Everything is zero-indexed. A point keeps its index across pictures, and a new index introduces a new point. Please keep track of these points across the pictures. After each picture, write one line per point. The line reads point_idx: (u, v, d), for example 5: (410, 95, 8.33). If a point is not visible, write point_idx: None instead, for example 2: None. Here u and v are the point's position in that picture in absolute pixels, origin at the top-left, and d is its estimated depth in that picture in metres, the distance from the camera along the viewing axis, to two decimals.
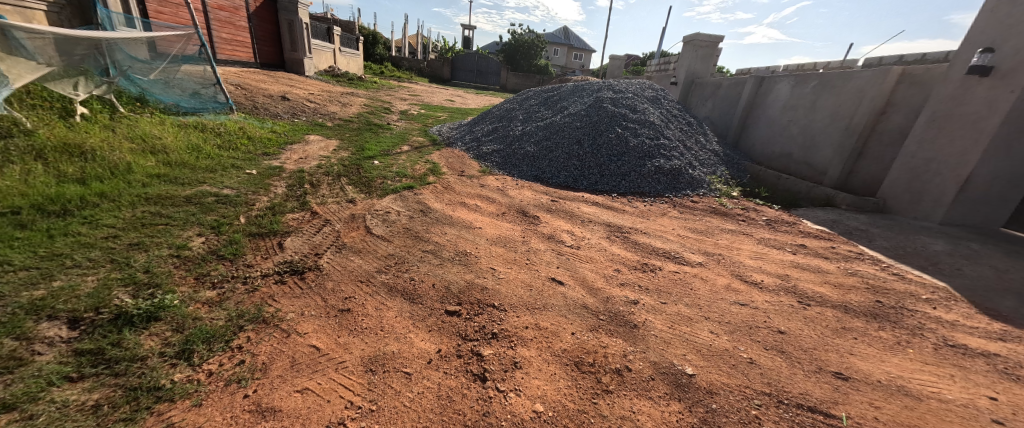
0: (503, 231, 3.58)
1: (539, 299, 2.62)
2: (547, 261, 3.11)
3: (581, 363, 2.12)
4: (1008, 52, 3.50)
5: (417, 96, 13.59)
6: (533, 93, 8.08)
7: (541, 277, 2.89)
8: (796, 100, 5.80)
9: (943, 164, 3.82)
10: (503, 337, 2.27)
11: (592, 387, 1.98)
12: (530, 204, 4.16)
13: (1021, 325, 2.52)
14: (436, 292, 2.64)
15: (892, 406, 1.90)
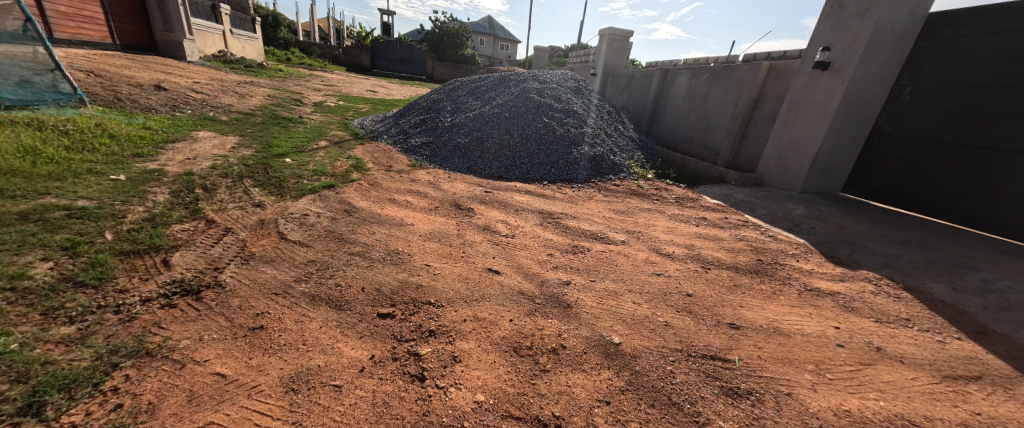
0: (437, 225, 3.50)
1: (476, 291, 2.64)
2: (481, 252, 3.14)
3: (519, 348, 2.18)
4: (838, 52, 4.39)
5: (331, 86, 12.44)
6: (460, 83, 7.96)
7: (478, 268, 2.91)
8: (695, 90, 6.62)
9: (800, 143, 4.70)
10: (441, 333, 2.24)
11: (530, 369, 2.05)
12: (459, 196, 4.13)
13: (853, 267, 3.25)
14: (366, 296, 2.50)
15: (769, 345, 2.31)
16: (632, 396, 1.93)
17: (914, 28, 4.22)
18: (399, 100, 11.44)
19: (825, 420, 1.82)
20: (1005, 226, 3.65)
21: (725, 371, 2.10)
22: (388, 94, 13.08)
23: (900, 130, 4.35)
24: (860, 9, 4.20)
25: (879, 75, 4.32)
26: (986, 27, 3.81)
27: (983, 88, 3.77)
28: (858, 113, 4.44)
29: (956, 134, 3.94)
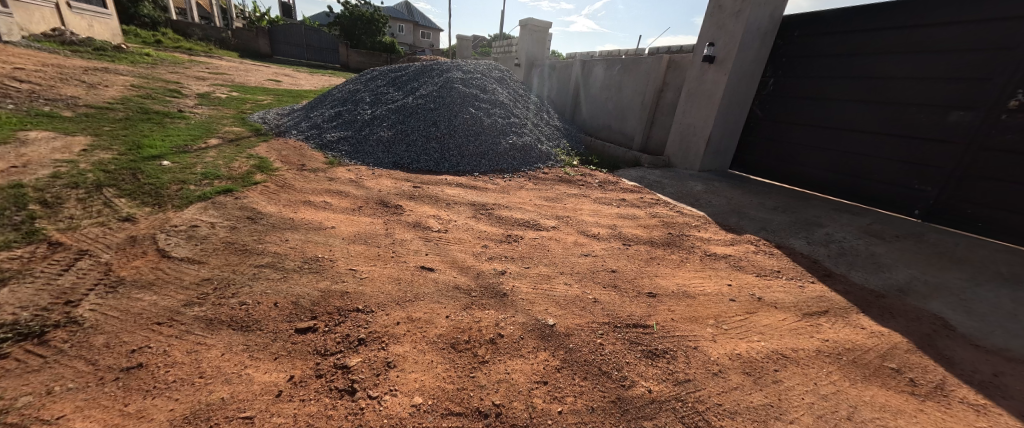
0: (362, 226, 3.25)
1: (409, 291, 2.50)
2: (412, 250, 2.99)
3: (456, 343, 2.11)
4: (720, 47, 5.07)
5: (220, 74, 10.75)
6: (378, 72, 7.48)
7: (409, 267, 2.77)
8: (610, 81, 7.15)
9: (697, 127, 5.36)
10: (372, 340, 2.07)
11: (468, 363, 1.99)
12: (383, 193, 3.87)
13: (740, 232, 3.84)
14: (281, 311, 2.21)
15: (680, 308, 2.58)
16: (568, 373, 1.97)
17: (775, 29, 5.08)
18: (308, 91, 10.38)
19: (724, 364, 2.08)
20: (847, 192, 4.49)
21: (648, 336, 2.28)
22: (296, 84, 11.75)
23: (770, 114, 5.23)
24: (734, 10, 4.90)
25: (752, 67, 5.11)
26: (823, 30, 4.73)
27: (822, 79, 4.71)
28: (738, 100, 5.20)
29: (806, 116, 4.85)
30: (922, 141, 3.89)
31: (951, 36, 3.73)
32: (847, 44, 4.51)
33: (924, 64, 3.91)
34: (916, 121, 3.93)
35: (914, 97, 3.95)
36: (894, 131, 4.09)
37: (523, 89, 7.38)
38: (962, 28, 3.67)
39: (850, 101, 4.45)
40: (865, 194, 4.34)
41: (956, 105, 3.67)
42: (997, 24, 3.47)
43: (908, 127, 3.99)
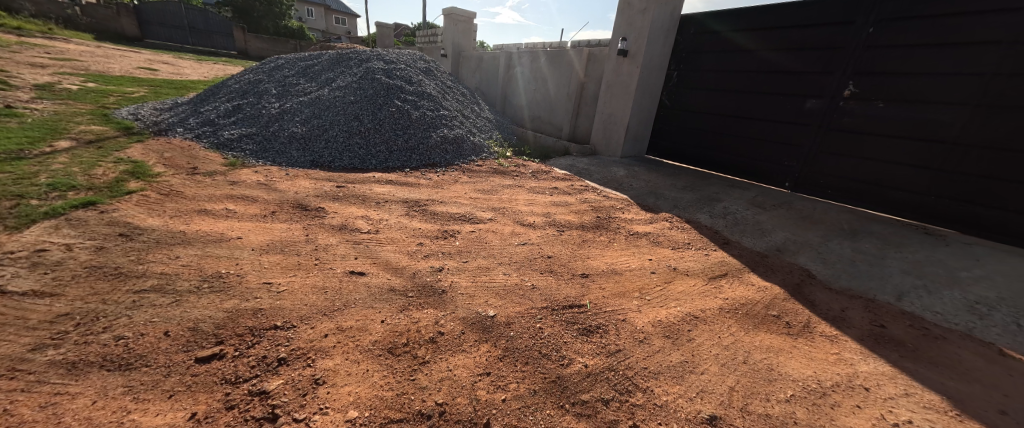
0: (277, 234, 2.79)
1: (337, 299, 2.14)
2: (338, 255, 2.56)
3: (393, 347, 1.87)
4: (632, 41, 5.45)
5: (70, 60, 8.74)
6: (284, 60, 6.69)
7: (336, 274, 2.37)
8: (536, 73, 7.31)
9: (617, 117, 5.75)
10: (296, 358, 1.75)
11: (408, 366, 1.78)
12: (299, 197, 3.45)
13: (657, 210, 4.22)
14: (176, 340, 1.77)
15: (610, 285, 2.65)
16: (510, 360, 1.88)
17: (675, 27, 5.60)
18: (194, 81, 8.92)
19: (647, 331, 2.18)
20: (738, 170, 5.13)
21: (582, 314, 2.28)
22: (179, 73, 10.04)
23: (676, 104, 5.76)
24: (642, 7, 5.29)
25: (660, 61, 5.59)
26: (710, 28, 5.34)
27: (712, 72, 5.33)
28: (650, 91, 5.66)
29: (702, 105, 5.47)
30: (785, 125, 4.61)
31: (803, 37, 4.45)
32: (729, 42, 5.16)
33: (786, 60, 4.61)
34: (782, 108, 4.63)
35: (779, 88, 4.66)
36: (765, 116, 4.79)
37: (450, 80, 7.19)
38: (809, 31, 4.40)
39: (734, 91, 5.11)
40: (748, 171, 5.02)
41: (811, 95, 4.37)
42: (832, 28, 4.21)
43: (776, 113, 4.69)
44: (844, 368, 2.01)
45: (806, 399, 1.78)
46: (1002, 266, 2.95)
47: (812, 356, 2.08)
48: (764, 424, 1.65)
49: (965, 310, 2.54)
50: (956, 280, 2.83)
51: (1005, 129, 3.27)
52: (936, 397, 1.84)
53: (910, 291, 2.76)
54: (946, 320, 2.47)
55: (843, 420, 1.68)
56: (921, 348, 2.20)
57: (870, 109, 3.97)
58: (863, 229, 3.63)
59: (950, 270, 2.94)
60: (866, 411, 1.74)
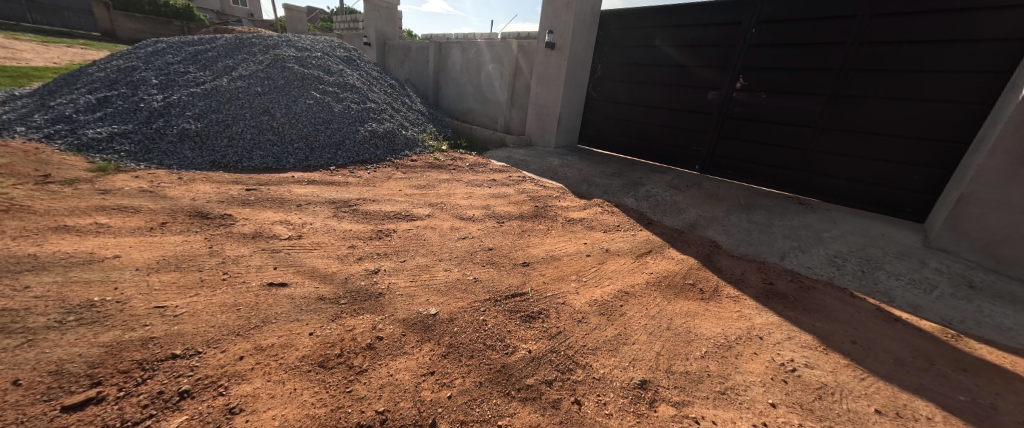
0: (172, 249, 2.32)
1: (253, 316, 1.88)
2: (251, 267, 2.24)
3: (324, 360, 1.71)
4: (559, 34, 5.58)
5: None
6: (165, 44, 5.73)
7: (251, 288, 2.06)
8: (468, 64, 7.19)
9: (550, 108, 5.89)
10: (203, 389, 1.51)
11: (342, 378, 1.65)
12: (197, 203, 2.95)
13: (589, 196, 4.38)
14: (32, 389, 1.43)
15: (549, 270, 2.69)
16: (454, 356, 1.82)
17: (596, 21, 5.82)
18: (47, 69, 7.32)
19: (585, 311, 2.25)
20: (656, 156, 5.51)
21: (525, 302, 2.28)
22: (25, 60, 8.18)
23: (601, 94, 6.01)
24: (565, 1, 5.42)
25: (585, 54, 5.78)
26: (623, 23, 5.63)
27: (627, 65, 5.65)
28: (578, 83, 5.85)
29: (622, 96, 5.76)
30: (692, 114, 5.03)
31: (701, 33, 4.87)
32: (640, 37, 5.47)
33: (689, 54, 5.00)
34: (689, 99, 5.04)
35: (684, 80, 5.06)
36: (676, 106, 5.17)
37: (376, 70, 6.78)
38: (705, 28, 4.83)
39: (648, 83, 5.45)
40: (664, 157, 5.41)
41: (711, 87, 4.82)
42: (725, 27, 4.66)
43: (682, 103, 5.10)
44: (743, 322, 2.26)
45: (716, 353, 1.98)
46: (854, 226, 3.53)
47: (720, 315, 2.32)
48: (686, 381, 1.79)
49: (827, 263, 3.02)
50: (821, 239, 3.34)
51: (855, 116, 3.87)
52: (808, 337, 2.17)
53: (789, 251, 3.19)
54: (815, 273, 2.92)
55: (744, 367, 1.90)
56: (798, 298, 2.57)
57: (756, 99, 4.47)
58: (754, 202, 4.13)
59: (817, 232, 3.45)
60: (761, 356, 1.98)
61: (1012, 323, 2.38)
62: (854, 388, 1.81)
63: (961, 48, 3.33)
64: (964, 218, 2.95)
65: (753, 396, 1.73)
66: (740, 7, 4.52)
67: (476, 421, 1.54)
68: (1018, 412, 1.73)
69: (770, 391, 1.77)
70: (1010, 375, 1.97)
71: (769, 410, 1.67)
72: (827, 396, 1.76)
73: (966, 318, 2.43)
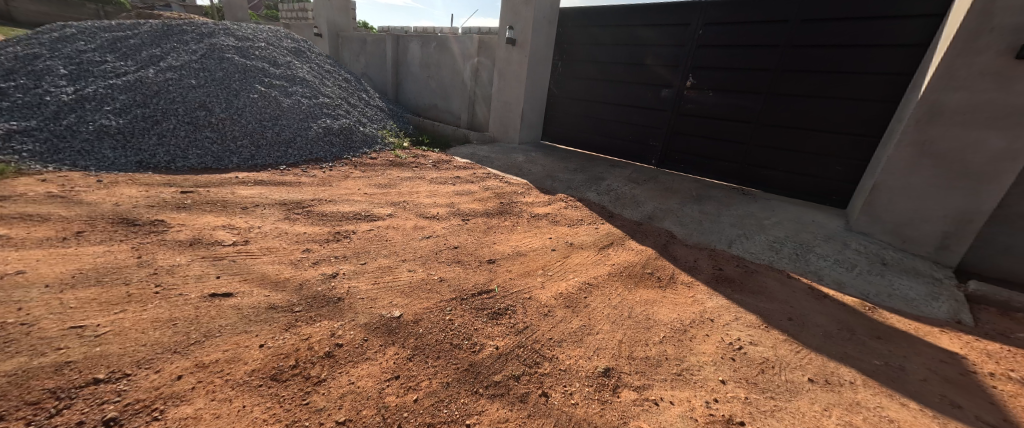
0: (90, 260, 2.09)
1: (193, 330, 1.72)
2: (188, 277, 2.06)
3: (277, 373, 1.60)
4: (519, 30, 5.58)
5: None
6: (74, 28, 5.06)
7: (189, 301, 1.89)
8: (428, 59, 7.03)
9: (513, 105, 5.89)
10: (133, 415, 1.37)
11: (298, 390, 1.55)
12: (122, 208, 2.65)
13: (553, 191, 4.41)
14: None
15: (515, 266, 2.67)
16: (421, 358, 1.76)
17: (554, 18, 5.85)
18: None
19: (550, 304, 2.26)
20: (614, 151, 5.65)
21: (491, 299, 2.25)
22: None
23: (561, 90, 6.08)
24: None
25: (547, 51, 5.81)
26: (579, 22, 5.72)
27: (585, 62, 5.75)
28: (539, 79, 5.87)
29: (581, 92, 5.86)
30: (646, 111, 5.20)
31: (653, 34, 5.02)
32: (596, 35, 5.57)
33: (642, 53, 5.14)
34: (643, 96, 5.20)
35: (638, 78, 5.21)
36: (632, 103, 5.33)
37: (328, 63, 6.46)
38: (657, 28, 4.99)
39: (604, 80, 5.58)
40: (622, 152, 5.57)
41: (664, 85, 4.99)
42: (673, 27, 4.84)
43: (638, 100, 5.27)
44: (696, 307, 2.36)
45: (673, 337, 2.06)
46: (790, 213, 3.80)
47: (676, 301, 2.41)
48: (646, 365, 1.85)
49: (767, 248, 3.22)
50: (763, 226, 3.56)
51: (791, 114, 4.15)
52: (752, 317, 2.30)
53: (736, 239, 3.36)
54: (757, 257, 3.10)
55: (698, 348, 1.99)
56: (744, 281, 2.72)
57: (705, 97, 4.67)
58: (705, 194, 4.33)
59: (759, 220, 3.68)
60: (712, 337, 2.08)
61: (915, 294, 2.67)
62: (790, 360, 1.95)
63: (875, 53, 3.64)
64: (877, 204, 3.24)
65: (705, 374, 1.81)
66: (689, 9, 4.69)
67: (443, 422, 1.50)
68: (921, 371, 1.93)
69: (720, 369, 1.86)
70: (916, 340, 2.20)
71: (720, 386, 1.75)
72: (769, 370, 1.87)
73: (880, 291, 2.68)
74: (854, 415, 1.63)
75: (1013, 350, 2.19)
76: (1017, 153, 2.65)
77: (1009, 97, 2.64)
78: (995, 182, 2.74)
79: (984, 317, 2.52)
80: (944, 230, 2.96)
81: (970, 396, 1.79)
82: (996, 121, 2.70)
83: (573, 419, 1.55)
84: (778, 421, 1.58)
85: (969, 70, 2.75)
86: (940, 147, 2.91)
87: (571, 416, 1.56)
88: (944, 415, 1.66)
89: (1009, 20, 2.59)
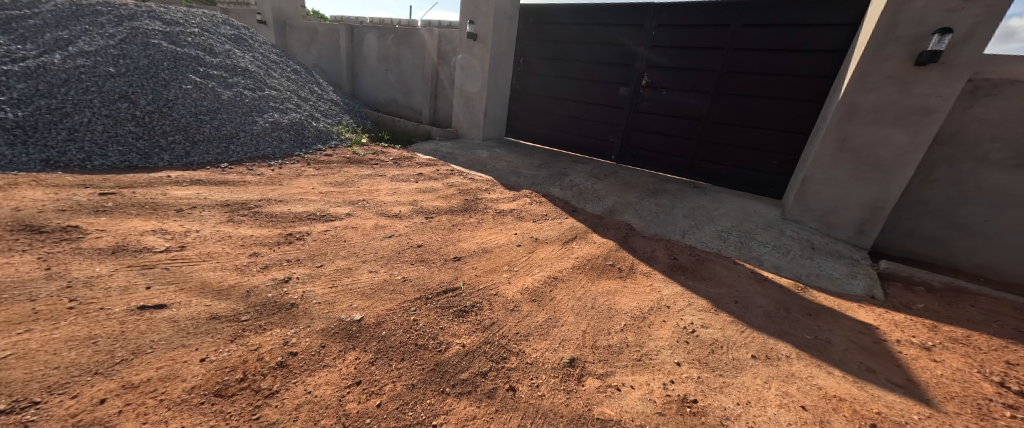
0: None
1: (120, 347, 1.56)
2: (111, 290, 1.85)
3: (222, 388, 1.47)
4: (480, 25, 5.52)
5: None
6: None
7: (113, 316, 1.70)
8: (386, 52, 6.79)
9: (475, 99, 5.83)
10: None
11: (246, 405, 1.43)
12: (23, 214, 2.34)
13: (517, 187, 4.39)
14: None
15: (481, 263, 2.63)
16: (384, 361, 1.69)
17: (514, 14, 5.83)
18: None
19: (517, 299, 2.25)
20: (576, 147, 5.73)
21: (457, 297, 2.20)
22: None
23: (522, 86, 6.09)
24: None
25: (508, 47, 5.78)
26: (536, 17, 5.73)
27: (544, 58, 5.78)
28: (501, 74, 5.84)
29: (541, 89, 5.90)
30: (604, 108, 5.33)
31: (608, 32, 5.13)
32: (553, 32, 5.62)
33: (597, 51, 5.25)
34: (600, 93, 5.32)
35: (595, 75, 5.32)
36: (590, 99, 5.43)
37: (274, 53, 6.06)
38: (611, 27, 5.10)
39: (564, 77, 5.64)
40: (582, 148, 5.68)
41: (620, 83, 5.13)
42: (627, 27, 4.97)
43: (595, 96, 5.38)
44: (654, 295, 2.44)
45: (633, 325, 2.11)
46: (735, 204, 4.03)
47: (635, 290, 2.48)
48: (608, 353, 1.88)
49: (716, 237, 3.38)
50: (711, 217, 3.74)
51: (736, 112, 4.38)
52: (704, 301, 2.40)
53: (688, 229, 3.51)
54: (708, 246, 3.25)
55: (655, 333, 2.05)
56: (696, 269, 2.85)
57: (658, 95, 4.84)
58: (660, 187, 4.49)
59: (709, 211, 3.86)
60: (669, 322, 2.16)
61: (838, 273, 2.92)
62: (736, 339, 2.06)
63: (806, 57, 3.93)
64: (806, 194, 3.50)
65: (662, 358, 1.87)
66: (642, 11, 4.82)
67: (409, 425, 1.44)
68: (843, 342, 2.11)
69: (676, 352, 1.93)
70: (840, 314, 2.40)
71: (675, 368, 1.82)
72: (719, 350, 1.96)
73: (810, 273, 2.90)
74: (790, 385, 1.74)
75: (916, 318, 2.42)
76: (916, 148, 2.95)
77: (909, 98, 2.92)
78: (900, 173, 3.03)
79: (893, 292, 2.78)
80: (861, 217, 3.24)
81: (883, 361, 1.96)
82: (900, 120, 2.98)
83: (540, 411, 1.55)
84: (726, 397, 1.66)
85: (879, 74, 3.02)
86: (856, 143, 3.18)
87: (538, 408, 1.56)
88: (863, 380, 1.81)
89: (910, 31, 2.87)
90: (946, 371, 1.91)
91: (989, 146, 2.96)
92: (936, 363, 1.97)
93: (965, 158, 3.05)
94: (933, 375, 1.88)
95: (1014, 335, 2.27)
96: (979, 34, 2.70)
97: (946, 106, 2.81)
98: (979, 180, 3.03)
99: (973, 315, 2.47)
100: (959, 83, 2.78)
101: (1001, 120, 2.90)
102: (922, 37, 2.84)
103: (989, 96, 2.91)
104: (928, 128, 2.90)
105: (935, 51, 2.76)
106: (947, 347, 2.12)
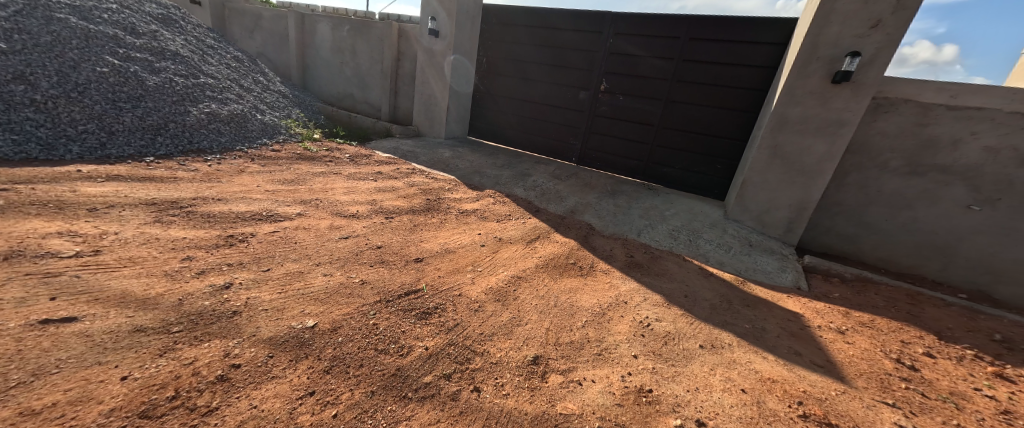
0: None
1: (15, 368, 1.35)
2: (3, 303, 1.60)
3: (150, 409, 1.31)
4: (441, 23, 5.43)
5: None
6: None
7: (6, 332, 1.47)
8: (341, 43, 6.48)
9: (436, 97, 5.75)
10: None
11: (179, 425, 1.29)
12: None
13: (478, 186, 4.34)
14: None
15: (444, 264, 2.56)
16: (339, 369, 1.58)
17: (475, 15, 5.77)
18: None
19: (481, 299, 2.20)
20: (535, 147, 5.79)
21: (419, 299, 2.11)
22: None
23: (481, 87, 6.04)
24: None
25: (471, 46, 5.71)
26: (492, 20, 5.70)
27: (503, 60, 5.77)
28: (464, 74, 5.79)
29: (501, 90, 5.88)
30: (563, 110, 5.40)
31: (564, 37, 5.21)
32: (511, 35, 5.63)
33: (555, 56, 5.33)
34: (558, 96, 5.40)
35: (553, 80, 5.40)
36: (549, 101, 5.49)
37: (210, 38, 5.59)
38: (567, 33, 5.18)
39: (523, 79, 5.67)
40: (541, 148, 5.73)
41: (577, 86, 5.22)
42: (583, 33, 5.07)
43: (553, 99, 5.45)
44: (612, 291, 2.48)
45: (595, 321, 2.12)
46: (685, 204, 4.21)
47: (594, 287, 2.51)
48: (570, 349, 1.88)
49: (669, 235, 3.51)
50: (664, 216, 3.88)
51: (683, 118, 4.58)
52: (658, 297, 2.47)
53: (643, 229, 3.62)
54: (660, 244, 3.36)
55: (614, 328, 2.08)
56: (651, 266, 2.93)
57: (614, 100, 4.97)
58: (617, 188, 4.61)
59: (661, 210, 4.01)
60: (626, 317, 2.19)
61: (770, 267, 3.12)
62: (686, 331, 2.13)
63: (742, 70, 4.20)
64: (743, 196, 3.72)
65: (621, 351, 1.90)
66: (598, 18, 4.93)
67: None
68: (776, 329, 2.24)
69: (633, 345, 1.96)
70: (773, 305, 2.55)
71: (632, 361, 1.85)
72: (672, 342, 2.02)
73: (747, 267, 3.08)
74: (731, 371, 1.82)
75: (833, 306, 2.63)
76: (833, 155, 3.21)
77: (828, 112, 3.18)
78: (820, 178, 3.30)
79: (815, 283, 3.01)
80: (788, 216, 3.49)
81: (807, 345, 2.11)
82: (821, 130, 3.23)
83: (505, 410, 1.51)
84: (677, 385, 1.71)
85: (803, 89, 3.26)
86: (784, 150, 3.41)
87: (502, 407, 1.52)
88: (791, 362, 1.93)
89: (828, 52, 3.11)
90: (856, 352, 2.08)
91: (889, 156, 3.27)
92: (849, 345, 2.14)
93: (870, 165, 3.35)
94: (846, 355, 2.04)
95: (909, 318, 2.51)
96: (882, 58, 2.97)
97: (857, 119, 3.09)
98: (881, 185, 3.35)
99: (877, 301, 2.72)
100: (866, 100, 3.05)
101: (898, 133, 3.21)
102: (837, 58, 3.08)
103: (888, 113, 3.21)
104: (842, 138, 3.16)
105: (848, 71, 3.01)
106: (858, 330, 2.30)
